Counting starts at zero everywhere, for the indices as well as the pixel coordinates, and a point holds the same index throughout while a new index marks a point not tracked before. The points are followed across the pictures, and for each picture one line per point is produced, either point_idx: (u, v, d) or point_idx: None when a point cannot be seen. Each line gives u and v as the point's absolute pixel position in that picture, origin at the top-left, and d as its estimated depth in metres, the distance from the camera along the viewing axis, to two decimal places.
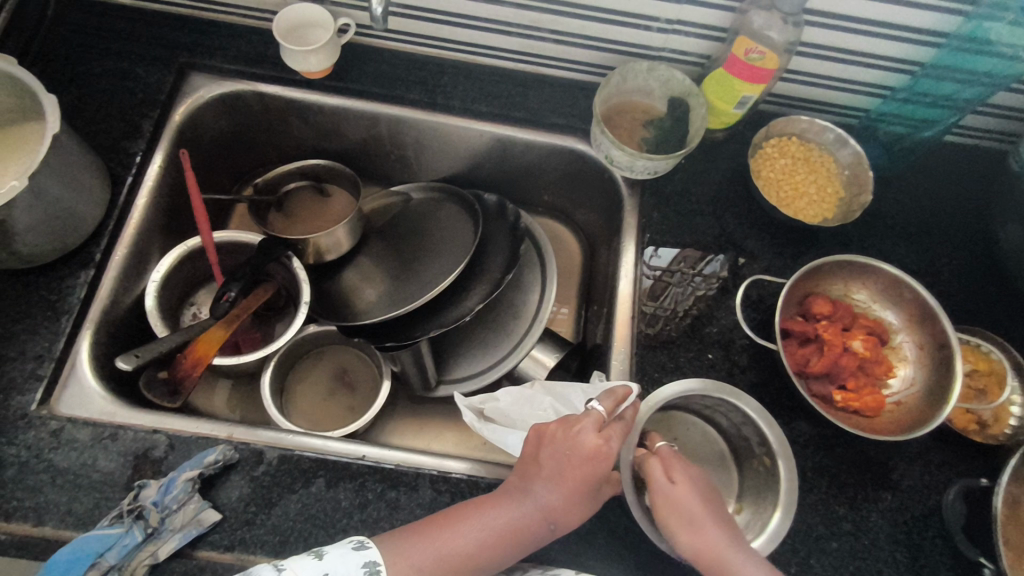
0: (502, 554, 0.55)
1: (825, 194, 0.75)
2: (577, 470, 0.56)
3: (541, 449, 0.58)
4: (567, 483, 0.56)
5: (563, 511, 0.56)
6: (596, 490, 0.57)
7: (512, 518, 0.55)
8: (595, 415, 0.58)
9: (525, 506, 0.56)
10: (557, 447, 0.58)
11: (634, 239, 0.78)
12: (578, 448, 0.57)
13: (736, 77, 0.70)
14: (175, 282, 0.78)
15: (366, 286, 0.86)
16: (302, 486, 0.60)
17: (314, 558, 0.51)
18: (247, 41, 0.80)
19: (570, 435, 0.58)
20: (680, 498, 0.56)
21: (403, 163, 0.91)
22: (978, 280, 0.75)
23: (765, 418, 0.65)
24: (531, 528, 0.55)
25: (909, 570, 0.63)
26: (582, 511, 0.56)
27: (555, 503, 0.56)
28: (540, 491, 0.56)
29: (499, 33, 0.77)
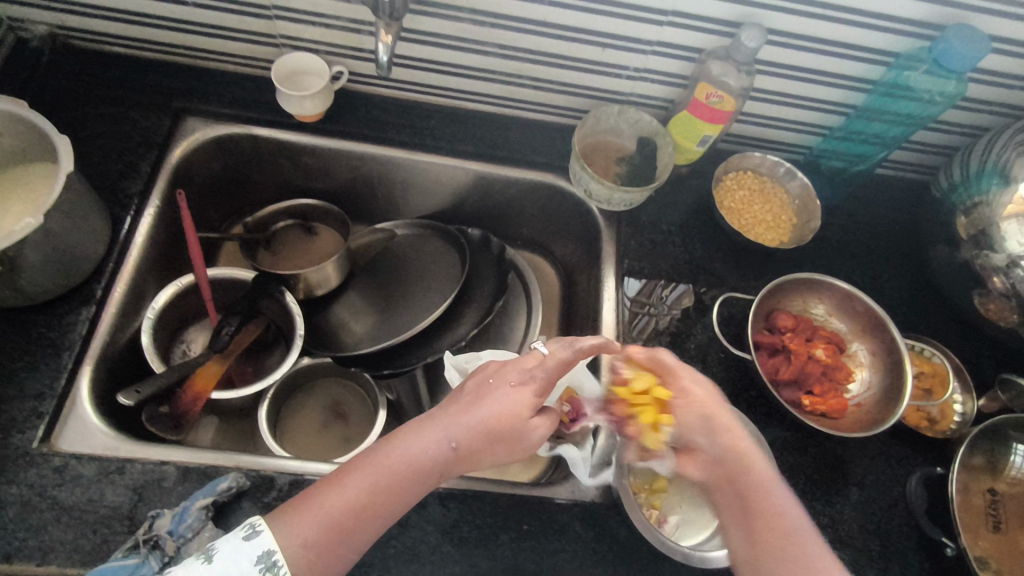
0: (400, 496, 0.55)
1: (779, 222, 0.84)
2: (494, 407, 0.59)
3: (466, 389, 0.61)
4: (483, 425, 0.58)
5: (471, 443, 0.57)
6: (518, 433, 0.59)
7: (416, 455, 0.56)
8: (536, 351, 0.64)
9: (428, 439, 0.57)
10: (484, 390, 0.60)
11: (612, 267, 0.84)
12: (490, 385, 0.61)
13: (698, 118, 0.78)
14: (168, 319, 0.79)
15: (355, 320, 0.89)
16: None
17: (202, 563, 0.48)
18: (242, 87, 0.84)
19: (499, 382, 0.61)
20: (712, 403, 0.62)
21: (389, 201, 0.96)
22: (914, 293, 0.84)
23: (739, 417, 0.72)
24: (433, 462, 0.56)
25: (881, 556, 0.68)
26: (490, 449, 0.58)
27: (464, 434, 0.57)
28: (446, 428, 0.57)
29: (483, 80, 0.83)
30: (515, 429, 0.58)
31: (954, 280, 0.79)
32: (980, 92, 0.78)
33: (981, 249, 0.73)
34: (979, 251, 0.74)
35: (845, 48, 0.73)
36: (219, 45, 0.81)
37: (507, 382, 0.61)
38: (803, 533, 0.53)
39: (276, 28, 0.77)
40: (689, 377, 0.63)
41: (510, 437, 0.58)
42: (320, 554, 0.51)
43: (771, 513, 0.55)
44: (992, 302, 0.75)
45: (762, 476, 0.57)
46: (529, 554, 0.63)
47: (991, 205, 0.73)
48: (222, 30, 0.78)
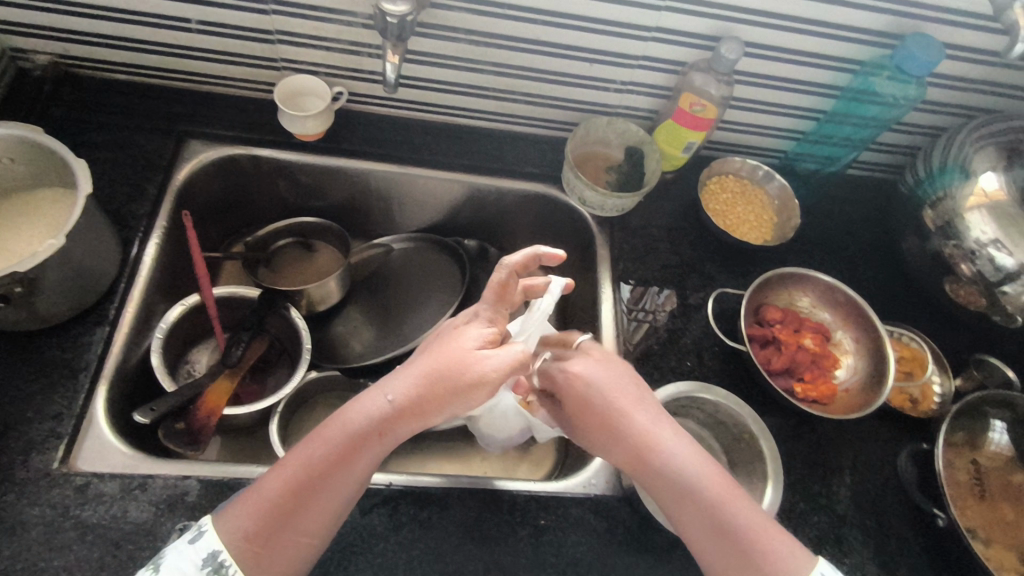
0: (338, 463, 0.55)
1: (762, 221, 0.89)
2: (425, 361, 0.58)
3: (412, 357, 0.62)
4: (412, 377, 0.57)
5: (406, 395, 0.57)
6: (457, 376, 0.57)
7: (351, 420, 0.56)
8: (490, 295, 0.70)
9: (365, 402, 0.57)
10: (424, 351, 0.61)
11: (608, 271, 0.87)
12: (434, 343, 0.62)
13: (682, 126, 0.83)
14: (175, 339, 0.80)
15: (359, 334, 0.92)
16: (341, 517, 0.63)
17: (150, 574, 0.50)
18: (242, 110, 0.86)
19: (440, 341, 0.61)
20: (612, 391, 0.60)
21: (387, 217, 0.98)
22: (890, 284, 0.90)
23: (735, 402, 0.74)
24: (371, 421, 0.56)
25: (877, 532, 0.73)
26: (429, 400, 0.57)
27: (398, 388, 0.57)
28: (381, 392, 0.58)
29: (478, 96, 0.87)
30: (453, 372, 0.57)
31: (926, 269, 0.84)
32: (939, 96, 0.84)
33: (948, 239, 0.79)
34: (947, 241, 0.79)
35: (817, 58, 0.79)
36: (220, 69, 0.83)
37: (448, 337, 0.62)
38: (690, 489, 0.56)
39: (279, 52, 0.80)
40: (586, 367, 0.63)
41: (451, 377, 0.57)
42: (262, 544, 0.52)
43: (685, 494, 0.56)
44: (962, 288, 0.81)
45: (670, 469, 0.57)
46: (548, 547, 0.65)
47: (956, 198, 0.79)
48: (225, 55, 0.81)
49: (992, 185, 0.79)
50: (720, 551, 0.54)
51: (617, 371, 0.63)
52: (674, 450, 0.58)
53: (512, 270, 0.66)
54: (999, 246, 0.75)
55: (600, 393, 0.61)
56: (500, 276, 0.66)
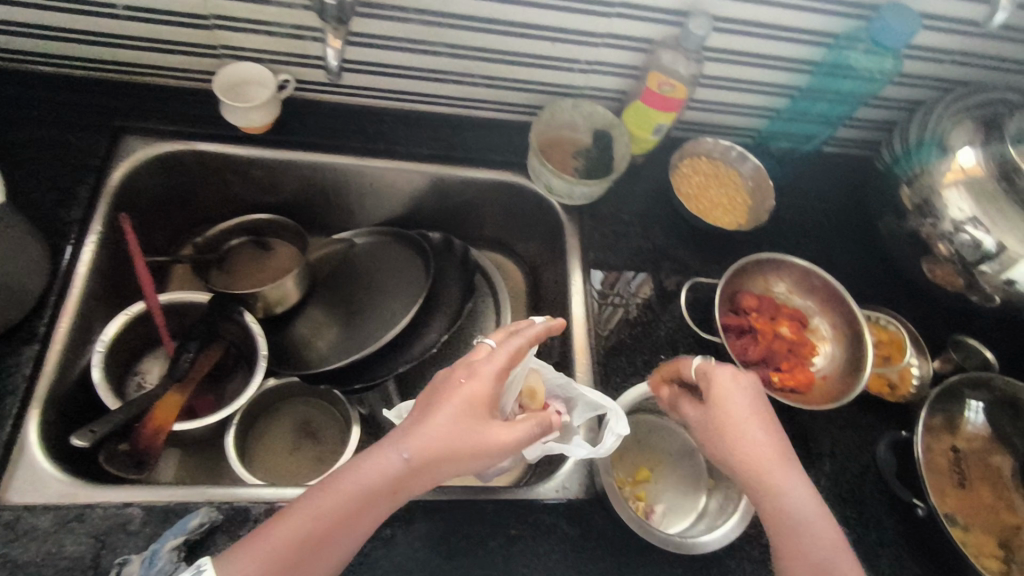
0: (348, 524, 0.49)
1: (735, 204, 0.86)
2: (450, 409, 0.53)
3: (425, 395, 0.56)
4: (439, 428, 0.52)
5: (426, 453, 0.51)
6: (483, 433, 0.53)
7: (366, 475, 0.50)
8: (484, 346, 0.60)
9: (382, 454, 0.51)
10: (439, 391, 0.55)
11: (578, 260, 0.83)
12: (444, 384, 0.55)
13: (651, 108, 0.79)
14: (119, 351, 0.75)
15: (320, 335, 0.87)
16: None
17: None
18: (181, 101, 0.80)
19: (459, 378, 0.55)
20: (741, 416, 0.58)
21: (346, 211, 0.94)
22: (867, 266, 0.88)
23: None
24: (388, 478, 0.50)
25: (857, 523, 0.71)
26: (455, 457, 0.52)
27: (417, 441, 0.51)
28: (402, 440, 0.52)
29: (435, 81, 0.82)
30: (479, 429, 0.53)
31: (904, 250, 0.82)
32: (915, 69, 0.81)
33: (926, 217, 0.76)
34: (925, 219, 0.77)
35: (791, 32, 0.75)
36: (153, 58, 0.76)
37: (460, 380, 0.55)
38: (801, 524, 0.53)
39: (217, 39, 0.74)
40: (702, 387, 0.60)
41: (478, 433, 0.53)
42: None
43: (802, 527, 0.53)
44: (940, 268, 0.79)
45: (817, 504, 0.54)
46: (520, 557, 0.62)
47: (933, 173, 0.76)
48: (158, 43, 0.74)
49: (970, 159, 0.74)
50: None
51: (743, 394, 0.59)
52: (790, 480, 0.55)
53: (529, 340, 0.60)
54: (977, 224, 0.72)
55: (735, 415, 0.58)
56: (508, 348, 0.58)
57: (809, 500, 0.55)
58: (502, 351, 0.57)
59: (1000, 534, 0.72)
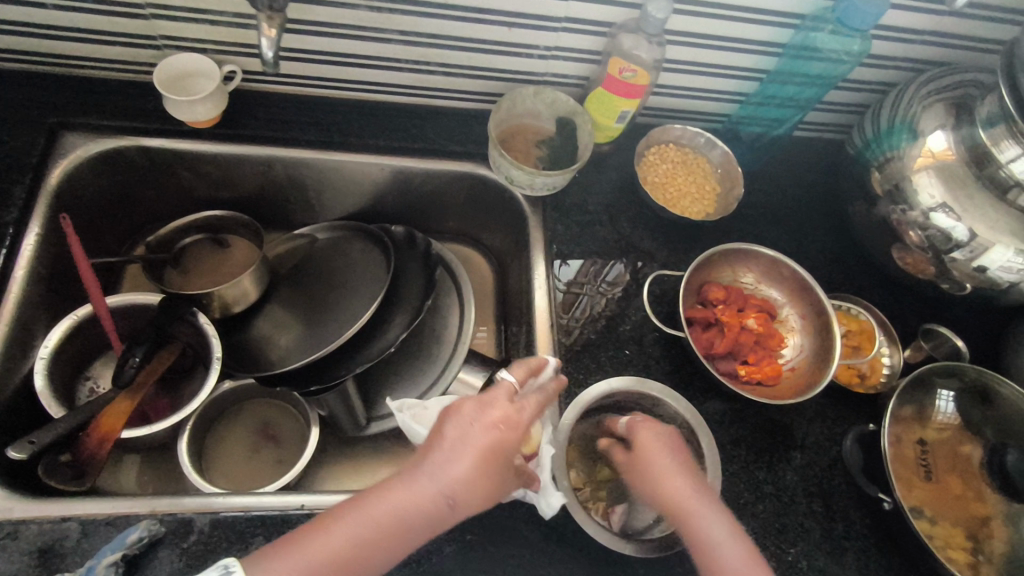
0: (382, 553, 0.51)
1: (704, 192, 0.83)
2: (479, 438, 0.54)
3: (446, 420, 0.56)
4: (467, 458, 0.53)
5: (464, 495, 0.52)
6: (503, 465, 0.54)
7: (403, 507, 0.52)
8: (507, 384, 0.60)
9: (420, 488, 0.52)
10: (461, 418, 0.55)
11: (542, 253, 0.81)
12: (484, 419, 0.55)
13: (613, 94, 0.76)
14: (67, 356, 0.73)
15: (282, 332, 0.82)
16: (247, 550, 0.58)
17: None
18: (125, 95, 0.77)
19: (479, 408, 0.56)
20: (655, 453, 0.60)
21: (306, 205, 0.91)
22: (839, 253, 0.86)
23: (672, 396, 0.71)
24: (427, 513, 0.52)
25: (824, 517, 0.70)
26: (481, 490, 0.53)
27: (456, 480, 0.52)
28: (434, 467, 0.53)
29: (389, 70, 0.79)
30: (504, 459, 0.54)
31: (875, 237, 0.80)
32: (885, 50, 0.79)
33: (896, 204, 0.74)
34: (896, 205, 0.74)
35: (755, 14, 0.72)
36: (91, 51, 0.73)
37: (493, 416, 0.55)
38: (718, 547, 0.54)
39: (155, 28, 0.70)
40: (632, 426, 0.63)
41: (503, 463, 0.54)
42: None
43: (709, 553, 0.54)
44: (910, 256, 0.77)
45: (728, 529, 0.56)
46: (476, 562, 0.61)
47: (904, 158, 0.74)
48: (93, 34, 0.71)
49: (939, 144, 0.73)
50: None
51: (661, 436, 0.62)
52: (703, 506, 0.57)
53: (551, 394, 0.61)
54: (947, 211, 0.70)
55: (650, 456, 0.60)
56: (539, 399, 0.59)
57: (720, 522, 0.56)
58: (530, 403, 0.58)
59: (970, 526, 0.71)
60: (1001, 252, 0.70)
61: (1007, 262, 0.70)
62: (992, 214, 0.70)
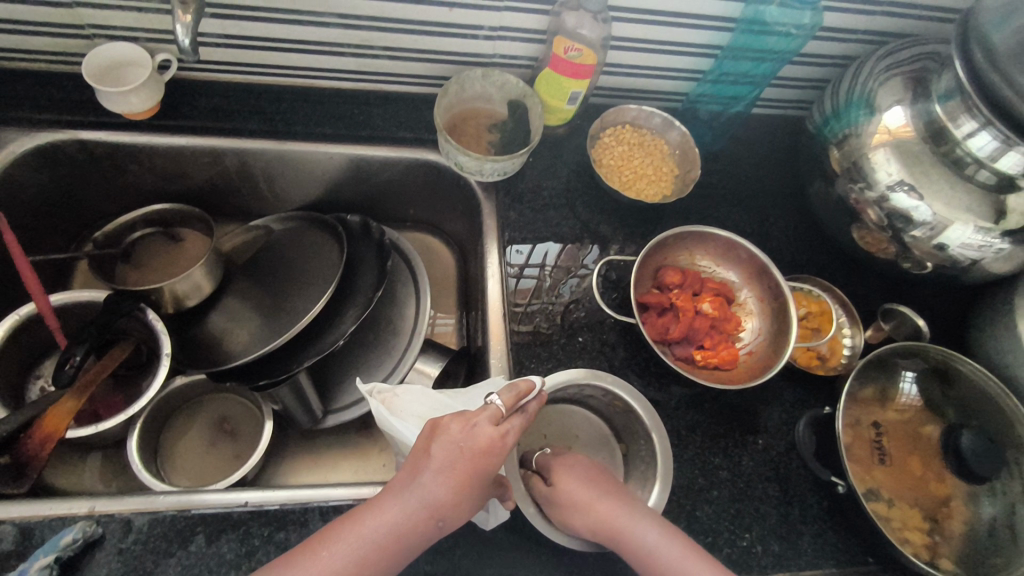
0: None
1: (661, 174, 0.82)
2: (466, 460, 0.52)
3: (432, 440, 0.53)
4: (455, 478, 0.51)
5: (449, 511, 0.51)
6: (485, 483, 0.53)
7: (392, 527, 0.50)
8: (493, 409, 0.55)
9: (409, 508, 0.51)
10: (449, 439, 0.52)
11: (494, 240, 0.79)
12: (472, 440, 0.53)
13: (561, 75, 0.74)
14: (12, 356, 0.72)
15: (237, 324, 0.79)
16: (187, 547, 0.57)
17: None
18: (60, 87, 0.75)
19: (465, 429, 0.53)
20: (576, 483, 0.60)
21: (258, 197, 0.89)
22: (799, 234, 0.85)
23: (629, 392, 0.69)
24: (417, 533, 0.51)
25: (781, 502, 0.69)
26: (468, 503, 0.52)
27: (442, 499, 0.51)
28: (424, 485, 0.51)
29: (330, 54, 0.77)
30: (489, 476, 0.53)
31: (834, 216, 0.78)
32: (841, 21, 0.77)
33: (854, 181, 0.72)
34: (853, 183, 0.72)
35: None
36: (21, 42, 0.71)
37: (483, 437, 0.53)
38: (656, 553, 0.54)
39: (80, 17, 0.68)
40: (560, 464, 0.63)
41: (488, 477, 0.53)
42: None
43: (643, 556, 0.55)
44: (869, 235, 0.75)
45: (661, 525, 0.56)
46: (421, 554, 0.60)
47: (861, 135, 0.72)
48: (18, 25, 0.69)
49: (897, 120, 0.70)
50: None
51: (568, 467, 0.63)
52: (623, 514, 0.57)
53: (533, 417, 0.58)
54: (904, 188, 0.68)
55: (564, 486, 0.61)
56: (522, 423, 0.56)
57: (648, 527, 0.56)
58: (514, 428, 0.55)
59: (928, 507, 0.69)
60: (959, 229, 0.68)
61: (967, 239, 0.68)
62: (949, 190, 0.68)
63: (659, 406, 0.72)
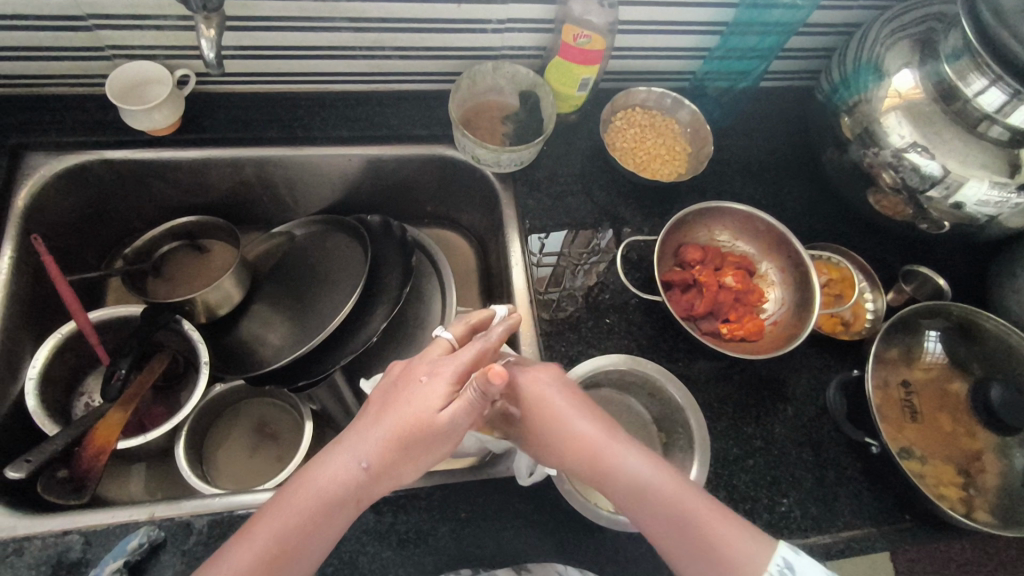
0: (323, 535, 0.48)
1: (674, 153, 0.83)
2: (403, 396, 0.52)
3: (381, 389, 0.55)
4: (389, 410, 0.51)
5: (383, 459, 0.50)
6: (425, 416, 0.50)
7: (339, 478, 0.49)
8: (443, 342, 0.58)
9: (352, 451, 0.50)
10: (392, 382, 0.54)
11: (515, 229, 0.81)
12: (406, 375, 0.54)
13: (571, 62, 0.76)
14: (58, 375, 0.74)
15: (271, 328, 0.81)
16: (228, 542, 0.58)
17: None
18: (83, 110, 0.77)
19: (409, 368, 0.55)
20: (552, 404, 0.58)
21: (279, 203, 0.91)
22: (814, 203, 0.86)
23: (664, 375, 0.71)
24: (360, 479, 0.49)
25: (815, 465, 0.71)
26: (409, 441, 0.50)
27: (378, 436, 0.50)
28: (363, 427, 0.52)
29: (342, 59, 0.78)
30: (428, 406, 0.50)
31: (849, 183, 0.79)
32: None
33: (867, 147, 0.74)
34: (867, 148, 0.74)
35: None
36: (44, 68, 0.73)
37: (423, 377, 0.53)
38: (643, 483, 0.53)
39: (102, 39, 0.70)
40: (538, 379, 0.60)
41: (428, 407, 0.50)
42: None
43: (630, 486, 0.54)
44: (885, 198, 0.76)
45: (637, 464, 0.54)
46: (470, 539, 0.62)
47: (871, 101, 0.73)
48: (43, 52, 0.71)
49: (906, 83, 0.71)
50: (662, 531, 0.52)
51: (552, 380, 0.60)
52: (620, 466, 0.54)
53: (497, 339, 0.53)
54: (919, 150, 0.69)
55: (546, 413, 0.58)
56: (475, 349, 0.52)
57: (635, 458, 0.55)
58: (468, 353, 0.52)
59: (961, 462, 0.70)
60: (975, 186, 0.68)
61: (983, 196, 0.69)
62: (962, 148, 0.69)
63: (689, 380, 0.74)
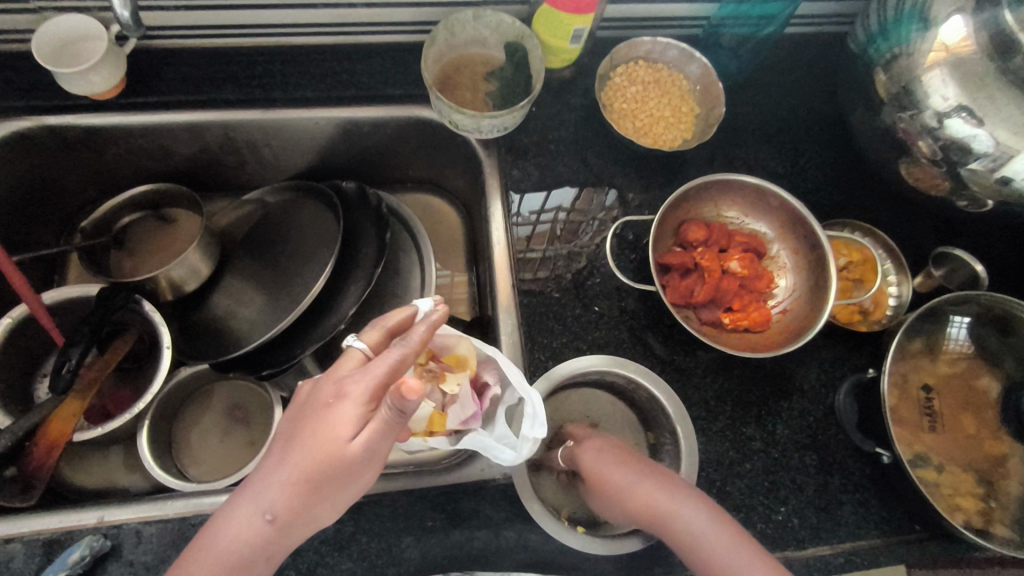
0: None
1: (680, 115, 0.73)
2: (307, 426, 0.44)
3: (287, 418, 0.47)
4: (293, 445, 0.44)
5: (291, 508, 0.44)
6: (335, 448, 0.43)
7: (239, 533, 0.44)
8: (356, 354, 0.49)
9: (252, 499, 0.44)
10: (298, 408, 0.47)
11: (499, 202, 0.73)
12: (312, 397, 0.46)
13: (561, 10, 0.65)
14: (13, 360, 0.70)
15: (242, 303, 0.75)
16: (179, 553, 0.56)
17: None
18: (17, 70, 0.69)
19: (315, 387, 0.47)
20: (607, 476, 0.55)
21: (245, 169, 0.83)
22: (838, 172, 0.76)
23: (651, 380, 0.65)
24: (263, 533, 0.44)
25: (819, 471, 0.65)
26: (319, 479, 0.44)
27: (283, 478, 0.44)
28: (264, 470, 0.45)
29: (301, 8, 0.69)
30: (335, 435, 0.43)
31: (881, 150, 0.69)
32: None
33: (904, 108, 0.63)
34: (903, 111, 0.63)
35: None
36: None
37: (330, 399, 0.45)
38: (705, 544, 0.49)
39: None
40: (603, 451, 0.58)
41: (337, 436, 0.43)
42: None
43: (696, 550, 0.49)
44: (920, 170, 0.66)
45: (700, 522, 0.50)
46: (437, 550, 0.58)
47: (913, 55, 0.62)
48: None
49: (955, 34, 0.59)
50: None
51: (608, 453, 0.57)
52: (683, 527, 0.50)
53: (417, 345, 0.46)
54: (965, 115, 0.58)
55: (612, 484, 0.55)
56: (387, 362, 0.45)
57: (694, 511, 0.51)
58: (381, 366, 0.44)
59: (982, 469, 0.64)
60: None
61: None
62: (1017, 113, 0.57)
63: (685, 375, 0.67)
